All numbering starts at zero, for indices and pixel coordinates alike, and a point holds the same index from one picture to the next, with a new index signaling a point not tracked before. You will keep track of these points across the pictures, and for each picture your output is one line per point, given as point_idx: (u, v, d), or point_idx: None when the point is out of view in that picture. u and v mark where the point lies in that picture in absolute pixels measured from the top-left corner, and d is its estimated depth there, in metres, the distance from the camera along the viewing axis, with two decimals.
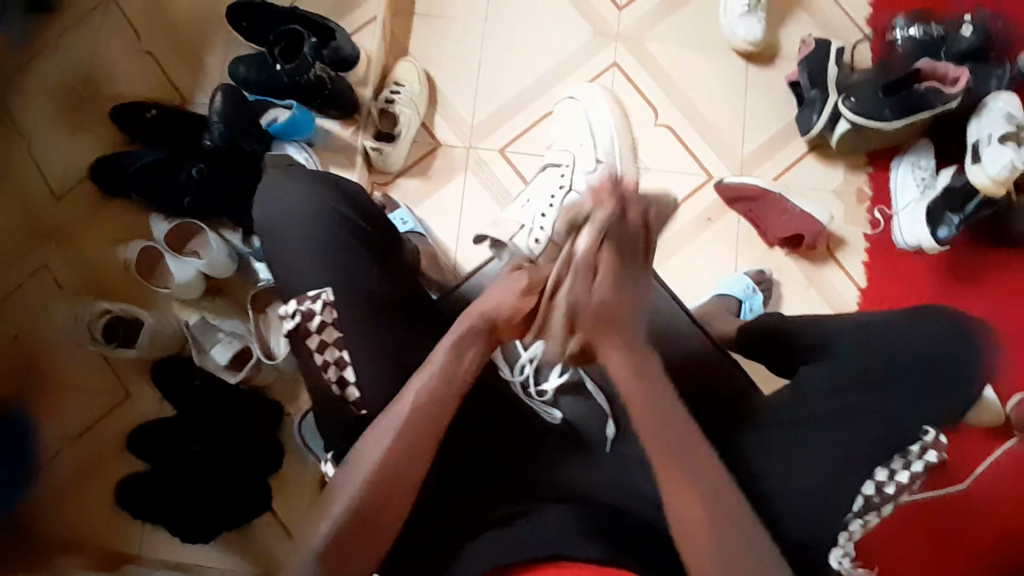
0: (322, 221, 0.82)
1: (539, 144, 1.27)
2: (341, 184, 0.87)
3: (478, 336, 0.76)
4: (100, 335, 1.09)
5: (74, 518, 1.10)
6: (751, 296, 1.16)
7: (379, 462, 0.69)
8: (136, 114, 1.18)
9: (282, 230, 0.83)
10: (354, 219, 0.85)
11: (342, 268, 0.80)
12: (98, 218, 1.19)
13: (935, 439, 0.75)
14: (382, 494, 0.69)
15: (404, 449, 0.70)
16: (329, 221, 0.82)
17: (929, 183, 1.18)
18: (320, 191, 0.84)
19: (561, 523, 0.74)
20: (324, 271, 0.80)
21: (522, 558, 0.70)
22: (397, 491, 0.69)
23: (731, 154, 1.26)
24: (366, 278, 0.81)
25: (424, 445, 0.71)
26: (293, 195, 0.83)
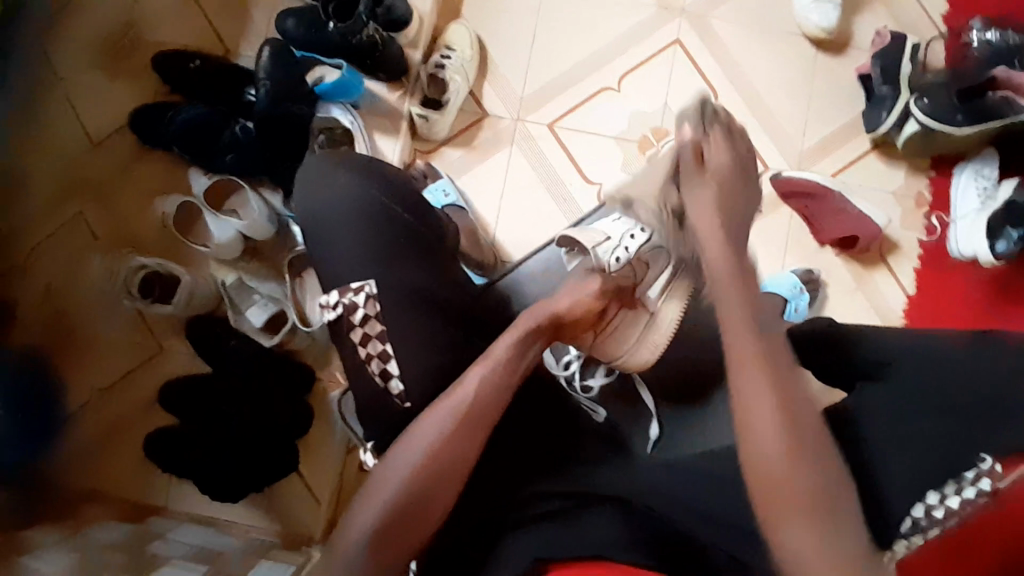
0: (361, 211, 0.83)
1: (591, 122, 1.23)
2: (382, 171, 0.86)
3: (543, 333, 0.79)
4: (136, 290, 1.09)
5: (105, 468, 1.12)
6: (797, 295, 1.12)
7: (434, 446, 0.71)
8: (179, 64, 1.15)
9: (321, 219, 0.84)
10: (393, 204, 0.85)
11: (380, 260, 0.81)
12: (138, 169, 1.18)
13: (990, 467, 0.73)
14: (435, 480, 0.70)
15: (462, 435, 0.72)
16: (367, 209, 0.83)
17: (991, 193, 1.12)
18: (360, 180, 0.84)
19: (609, 528, 0.75)
20: (364, 261, 0.81)
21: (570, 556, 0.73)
22: (449, 477, 0.71)
23: (789, 145, 1.21)
24: (403, 265, 0.82)
25: (476, 435, 0.73)
26: (330, 180, 0.84)
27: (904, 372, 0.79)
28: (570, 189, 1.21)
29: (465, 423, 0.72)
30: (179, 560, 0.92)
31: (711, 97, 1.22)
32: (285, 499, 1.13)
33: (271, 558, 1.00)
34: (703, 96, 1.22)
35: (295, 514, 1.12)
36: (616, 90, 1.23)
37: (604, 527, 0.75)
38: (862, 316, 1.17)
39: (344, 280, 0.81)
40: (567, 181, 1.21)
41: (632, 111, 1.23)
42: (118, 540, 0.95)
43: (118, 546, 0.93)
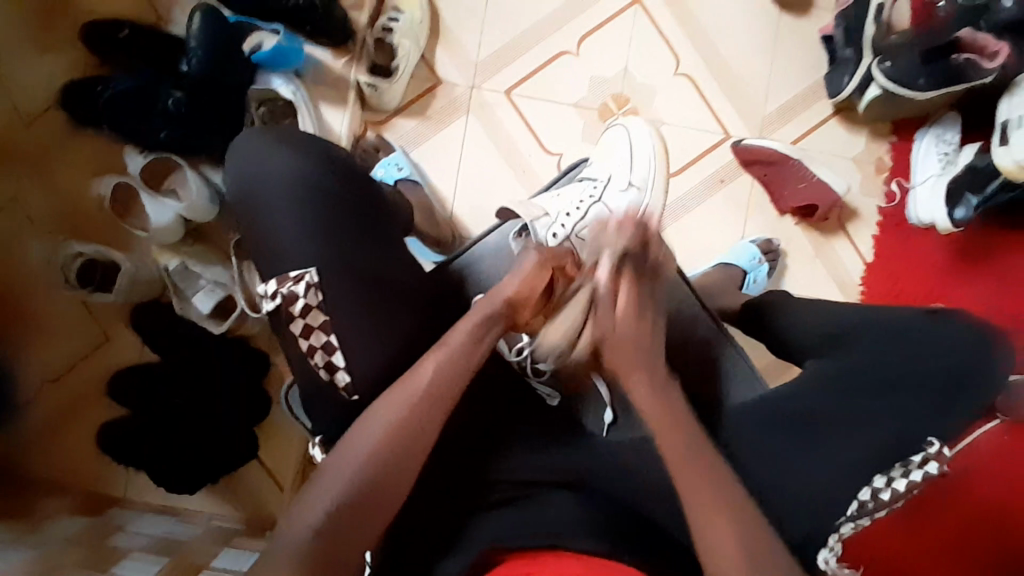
0: (298, 195, 0.78)
1: (549, 88, 1.18)
2: (318, 149, 0.81)
3: (500, 318, 0.75)
4: (75, 278, 1.04)
5: (58, 461, 1.09)
6: (756, 267, 1.12)
7: (390, 428, 0.67)
8: (108, 33, 1.07)
9: (255, 203, 0.78)
10: (334, 183, 0.80)
11: (321, 245, 0.76)
12: (68, 148, 1.11)
13: (937, 451, 0.73)
14: (393, 463, 0.66)
15: (419, 415, 0.69)
16: (305, 190, 0.78)
17: (952, 158, 1.11)
18: (294, 160, 0.79)
19: (563, 517, 0.71)
20: (304, 247, 0.76)
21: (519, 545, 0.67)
22: (405, 459, 0.67)
23: (751, 111, 1.19)
24: (348, 248, 0.77)
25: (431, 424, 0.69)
26: (266, 157, 0.79)
27: (856, 354, 0.78)
28: (529, 159, 1.17)
29: (423, 401, 0.69)
30: (140, 552, 0.90)
31: (673, 61, 1.18)
32: (247, 485, 1.11)
33: (234, 547, 0.97)
34: (664, 60, 1.18)
35: (257, 499, 1.11)
36: (575, 54, 1.18)
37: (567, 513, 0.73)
38: (820, 284, 1.17)
39: (285, 266, 0.76)
40: (526, 152, 1.17)
41: (592, 77, 1.18)
42: (77, 531, 0.93)
43: (75, 541, 0.90)
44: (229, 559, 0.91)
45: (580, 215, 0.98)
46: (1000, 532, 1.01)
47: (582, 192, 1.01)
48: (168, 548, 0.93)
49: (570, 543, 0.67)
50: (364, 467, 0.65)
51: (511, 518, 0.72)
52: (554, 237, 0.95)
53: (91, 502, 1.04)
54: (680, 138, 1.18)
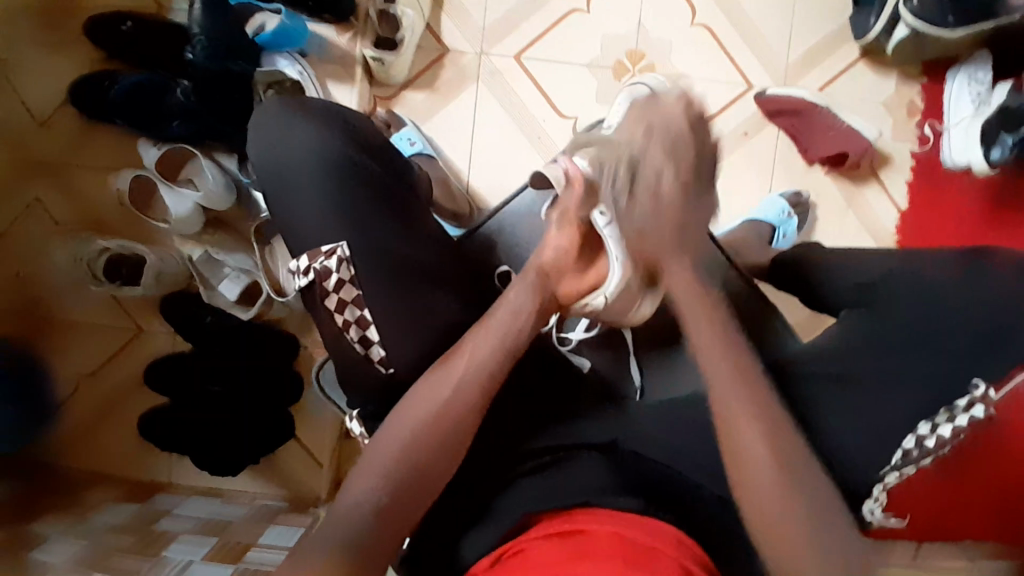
0: (323, 167, 0.75)
1: (558, 49, 1.14)
2: (343, 123, 0.79)
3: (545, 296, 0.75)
4: (102, 274, 1.07)
5: (105, 452, 1.13)
6: (785, 221, 1.08)
7: (433, 411, 0.68)
8: (110, 27, 1.06)
9: (279, 174, 0.76)
10: (358, 155, 0.77)
11: (350, 219, 0.74)
12: (84, 147, 1.12)
13: (983, 393, 0.73)
14: (431, 448, 0.67)
15: (457, 397, 0.69)
16: (329, 163, 0.75)
17: (985, 98, 1.05)
18: (318, 133, 0.76)
19: (594, 478, 0.71)
20: (331, 220, 0.73)
21: (554, 508, 0.67)
22: (448, 441, 0.68)
23: (774, 60, 1.14)
24: (375, 224, 0.74)
25: (471, 399, 0.70)
26: (288, 129, 0.77)
27: (903, 300, 0.74)
28: (543, 125, 1.14)
29: (458, 394, 0.69)
30: (188, 534, 0.94)
31: (689, 12, 1.13)
32: (288, 464, 1.14)
33: (280, 524, 1.01)
34: (679, 11, 1.13)
35: (297, 475, 1.14)
36: (585, 11, 1.14)
37: (603, 480, 0.71)
38: (853, 236, 1.13)
39: (316, 242, 0.74)
40: (540, 118, 1.14)
41: (605, 34, 1.14)
42: (124, 519, 0.97)
43: (125, 527, 0.95)
44: (275, 537, 0.94)
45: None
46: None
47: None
48: (214, 530, 0.97)
49: (603, 501, 0.67)
50: (406, 449, 0.66)
51: (548, 483, 0.71)
52: None
53: (138, 489, 1.08)
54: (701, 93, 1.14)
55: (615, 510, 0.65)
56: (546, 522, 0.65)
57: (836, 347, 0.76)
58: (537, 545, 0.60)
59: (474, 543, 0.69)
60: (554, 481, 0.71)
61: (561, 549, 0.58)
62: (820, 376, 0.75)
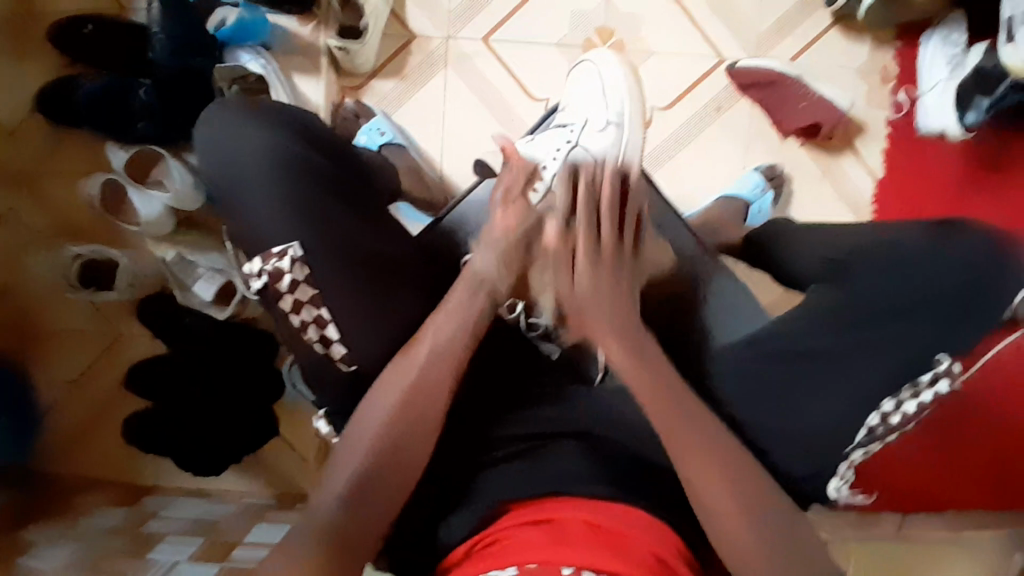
0: (272, 170, 0.73)
1: (527, 29, 1.12)
2: (291, 124, 0.77)
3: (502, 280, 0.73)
4: (75, 280, 1.05)
5: (90, 455, 1.13)
6: (761, 196, 1.08)
7: (400, 399, 0.67)
8: (70, 29, 1.04)
9: (231, 180, 0.74)
10: (309, 154, 0.76)
11: (307, 221, 0.72)
12: (52, 152, 1.10)
13: (948, 368, 0.71)
14: (400, 440, 0.66)
15: (418, 389, 0.68)
16: (279, 166, 0.73)
17: (960, 59, 1.02)
18: (265, 134, 0.75)
19: (573, 463, 0.71)
20: (288, 222, 0.72)
21: (522, 495, 0.68)
22: (421, 431, 0.67)
23: (746, 32, 1.12)
24: (333, 216, 0.74)
25: (440, 388, 0.69)
26: (233, 132, 0.75)
27: (856, 282, 0.75)
28: (515, 108, 1.13)
29: (421, 383, 0.68)
30: (176, 534, 0.96)
31: None
32: (274, 461, 1.15)
33: (268, 521, 1.02)
34: None
35: (285, 472, 1.15)
36: None
37: (574, 465, 0.70)
38: (829, 207, 1.13)
39: (264, 242, 0.73)
40: (511, 101, 1.13)
41: (573, 12, 1.12)
42: (116, 523, 0.98)
43: (115, 530, 0.96)
44: (263, 534, 0.95)
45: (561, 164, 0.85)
46: (1001, 475, 1.06)
47: (559, 139, 0.89)
48: (205, 528, 0.98)
49: (576, 489, 0.67)
50: (375, 446, 0.66)
51: (525, 468, 0.71)
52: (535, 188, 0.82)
53: (126, 493, 1.08)
54: (672, 69, 1.12)
55: (588, 498, 0.66)
56: (519, 510, 0.66)
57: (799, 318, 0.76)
58: (520, 532, 0.62)
59: (454, 527, 0.69)
60: (532, 466, 0.72)
61: (534, 536, 0.60)
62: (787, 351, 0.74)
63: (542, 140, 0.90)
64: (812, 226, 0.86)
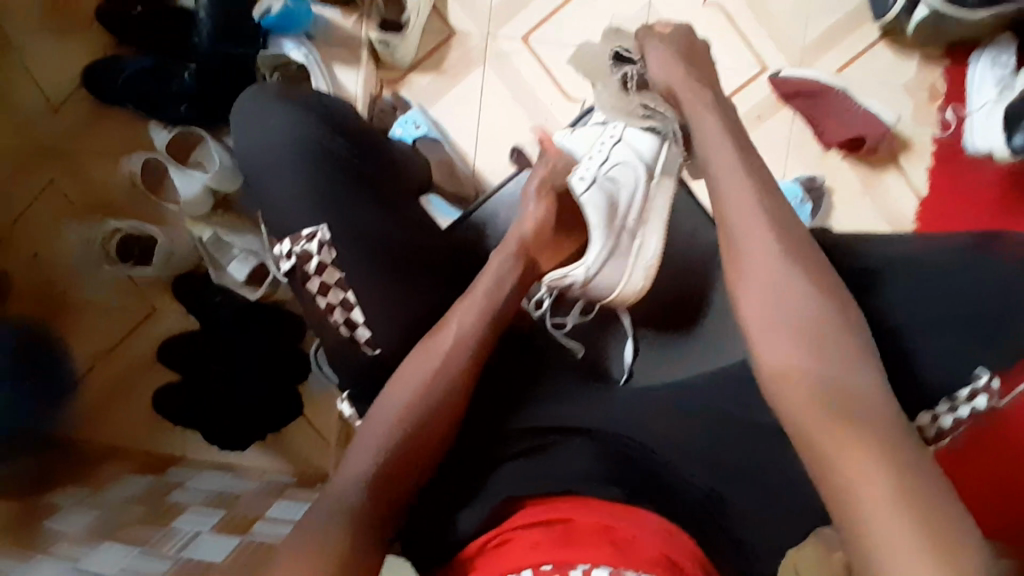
0: (296, 151, 0.76)
1: (567, 30, 1.13)
2: (318, 108, 0.80)
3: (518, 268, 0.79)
4: (116, 254, 1.10)
5: (122, 427, 1.16)
6: (797, 208, 1.06)
7: (424, 379, 0.70)
8: (122, 13, 1.08)
9: (259, 161, 0.77)
10: (333, 137, 0.79)
11: (326, 203, 0.75)
12: (97, 129, 1.14)
13: (987, 383, 0.70)
14: (421, 419, 0.68)
15: (442, 370, 0.71)
16: (303, 148, 0.76)
17: (1009, 81, 1.01)
18: (292, 117, 0.78)
19: (585, 463, 0.70)
20: (308, 203, 0.75)
21: (535, 491, 0.67)
22: (440, 412, 0.69)
23: (789, 42, 1.10)
24: (354, 207, 0.76)
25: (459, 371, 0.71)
26: (264, 114, 0.79)
27: (898, 297, 0.73)
28: (550, 108, 1.13)
29: (439, 375, 0.70)
30: (197, 506, 0.99)
31: None
32: (295, 440, 1.17)
33: (287, 498, 1.05)
34: None
35: (304, 453, 1.17)
36: None
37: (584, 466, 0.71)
38: (868, 223, 1.10)
39: (295, 227, 0.75)
40: (547, 101, 1.13)
41: (613, 15, 1.11)
42: (141, 492, 1.01)
43: (139, 498, 0.99)
44: (282, 510, 0.98)
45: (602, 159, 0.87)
46: None
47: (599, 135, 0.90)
48: (222, 502, 1.01)
49: (589, 492, 0.66)
50: (398, 423, 0.67)
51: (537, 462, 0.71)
52: (580, 182, 0.86)
53: (152, 463, 1.12)
54: None
55: (597, 499, 0.65)
56: (534, 507, 0.65)
57: None
58: (534, 531, 0.62)
59: (467, 518, 0.67)
60: (545, 462, 0.71)
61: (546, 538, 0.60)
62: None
63: (581, 135, 0.92)
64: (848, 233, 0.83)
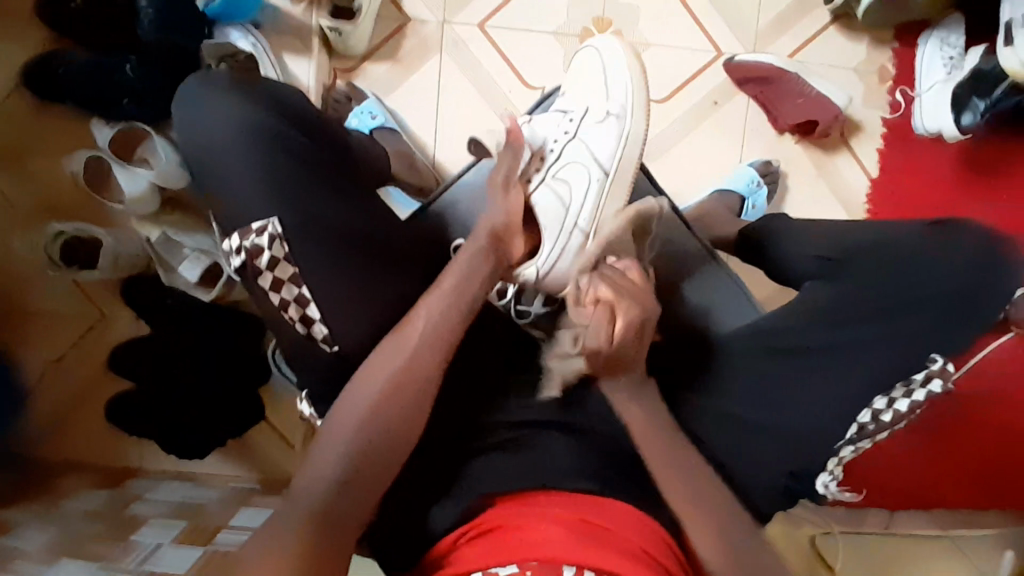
0: (250, 141, 0.72)
1: (524, 17, 1.11)
2: (271, 95, 0.76)
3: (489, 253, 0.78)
4: (59, 258, 1.03)
5: (71, 440, 1.11)
6: (755, 192, 1.07)
7: (392, 376, 0.68)
8: (55, 1, 1.01)
9: (211, 153, 0.73)
10: (289, 127, 0.75)
11: (286, 196, 0.71)
12: (39, 128, 1.08)
13: (941, 368, 0.73)
14: (390, 417, 0.66)
15: (412, 367, 0.68)
16: (258, 138, 0.72)
17: (957, 62, 1.03)
18: (243, 104, 0.74)
19: (559, 454, 0.70)
20: (268, 196, 0.71)
21: (509, 490, 0.65)
22: (410, 410, 0.67)
23: (745, 26, 1.11)
24: (321, 200, 0.73)
25: (426, 369, 0.69)
26: (212, 102, 0.74)
27: (852, 285, 0.75)
28: (509, 97, 1.11)
29: (412, 371, 0.68)
30: (159, 518, 0.95)
31: None
32: (259, 445, 1.15)
33: (251, 505, 1.02)
34: None
35: (270, 458, 1.15)
36: None
37: (559, 453, 0.70)
38: (824, 206, 1.12)
39: (246, 220, 0.71)
40: (505, 89, 1.11)
41: (570, 1, 1.10)
42: (96, 505, 0.97)
43: (96, 512, 0.94)
44: (245, 518, 0.94)
45: (557, 156, 0.87)
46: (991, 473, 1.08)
47: (556, 125, 0.89)
48: (187, 513, 0.97)
49: (562, 484, 0.65)
50: (363, 426, 0.65)
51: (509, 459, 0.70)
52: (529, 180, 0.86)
53: (107, 475, 1.07)
54: (669, 62, 1.11)
55: (576, 493, 0.64)
56: (507, 505, 0.64)
57: (786, 316, 0.77)
58: (516, 529, 0.60)
59: (442, 510, 0.66)
60: (518, 457, 0.71)
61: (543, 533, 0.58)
62: (740, 357, 0.78)
63: (540, 122, 0.90)
64: (806, 222, 0.85)
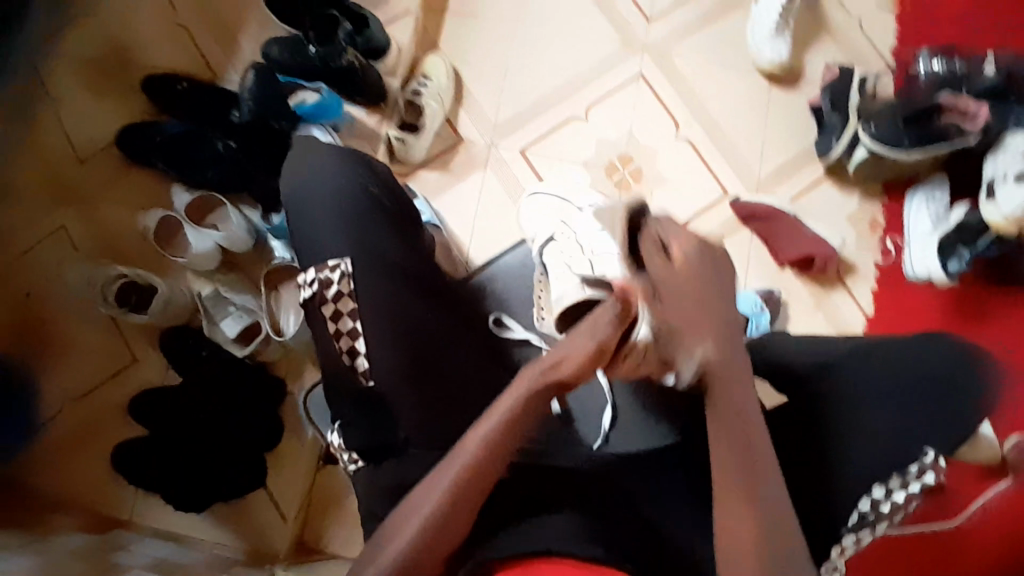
0: (343, 195, 0.84)
1: (560, 148, 1.29)
2: (365, 162, 0.89)
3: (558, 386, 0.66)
4: (112, 297, 1.12)
5: (72, 483, 1.11)
6: (758, 314, 1.16)
7: (462, 470, 0.64)
8: (167, 86, 1.21)
9: (307, 202, 0.84)
10: (375, 189, 0.87)
11: (363, 239, 0.82)
12: (118, 184, 1.22)
13: (934, 461, 0.72)
14: (456, 508, 0.63)
15: (482, 460, 0.64)
16: (349, 192, 0.84)
17: (943, 216, 1.18)
18: (342, 166, 0.86)
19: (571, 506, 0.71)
20: (348, 238, 0.82)
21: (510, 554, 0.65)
22: (477, 499, 0.64)
23: (748, 172, 1.28)
24: (384, 251, 0.83)
25: (499, 457, 0.64)
26: (317, 160, 0.87)
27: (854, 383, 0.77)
28: None
29: (480, 467, 0.64)
30: (141, 569, 0.90)
31: (674, 127, 1.30)
32: (255, 515, 1.12)
33: (234, 572, 0.96)
34: (666, 127, 1.30)
35: (261, 529, 1.12)
36: (583, 119, 1.30)
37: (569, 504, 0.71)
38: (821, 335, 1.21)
39: (321, 258, 0.82)
40: None
41: (599, 140, 1.29)
42: (81, 546, 0.93)
43: (81, 553, 0.91)
44: None
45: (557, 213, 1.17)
46: None
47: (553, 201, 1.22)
48: (168, 569, 0.92)
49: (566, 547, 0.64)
50: (427, 522, 0.62)
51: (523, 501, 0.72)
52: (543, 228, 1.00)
53: (98, 521, 1.05)
54: (682, 196, 1.27)
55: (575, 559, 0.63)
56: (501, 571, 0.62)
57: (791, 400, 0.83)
58: None
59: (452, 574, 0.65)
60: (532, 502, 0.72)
61: None
62: None
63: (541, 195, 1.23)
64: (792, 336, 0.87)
